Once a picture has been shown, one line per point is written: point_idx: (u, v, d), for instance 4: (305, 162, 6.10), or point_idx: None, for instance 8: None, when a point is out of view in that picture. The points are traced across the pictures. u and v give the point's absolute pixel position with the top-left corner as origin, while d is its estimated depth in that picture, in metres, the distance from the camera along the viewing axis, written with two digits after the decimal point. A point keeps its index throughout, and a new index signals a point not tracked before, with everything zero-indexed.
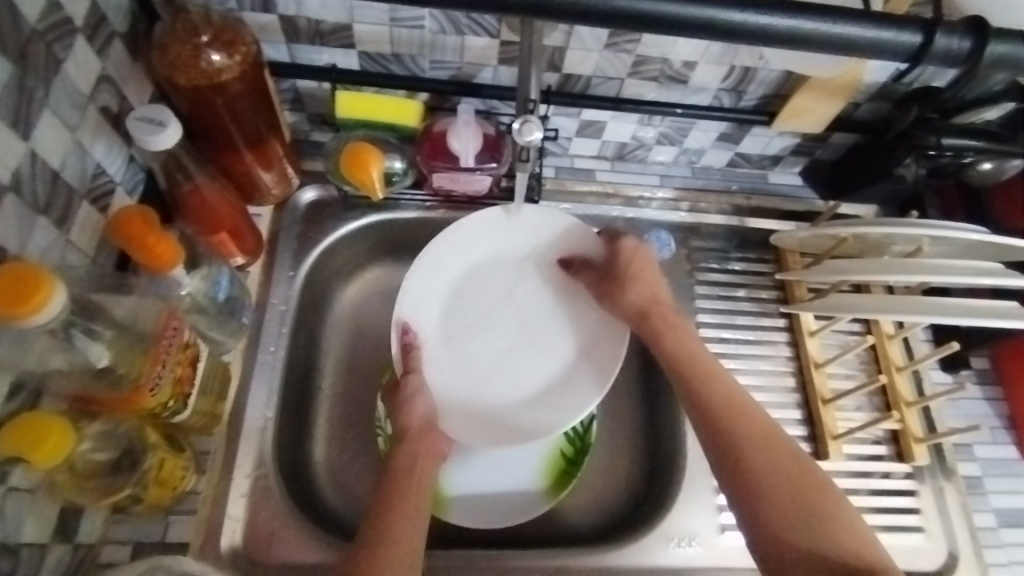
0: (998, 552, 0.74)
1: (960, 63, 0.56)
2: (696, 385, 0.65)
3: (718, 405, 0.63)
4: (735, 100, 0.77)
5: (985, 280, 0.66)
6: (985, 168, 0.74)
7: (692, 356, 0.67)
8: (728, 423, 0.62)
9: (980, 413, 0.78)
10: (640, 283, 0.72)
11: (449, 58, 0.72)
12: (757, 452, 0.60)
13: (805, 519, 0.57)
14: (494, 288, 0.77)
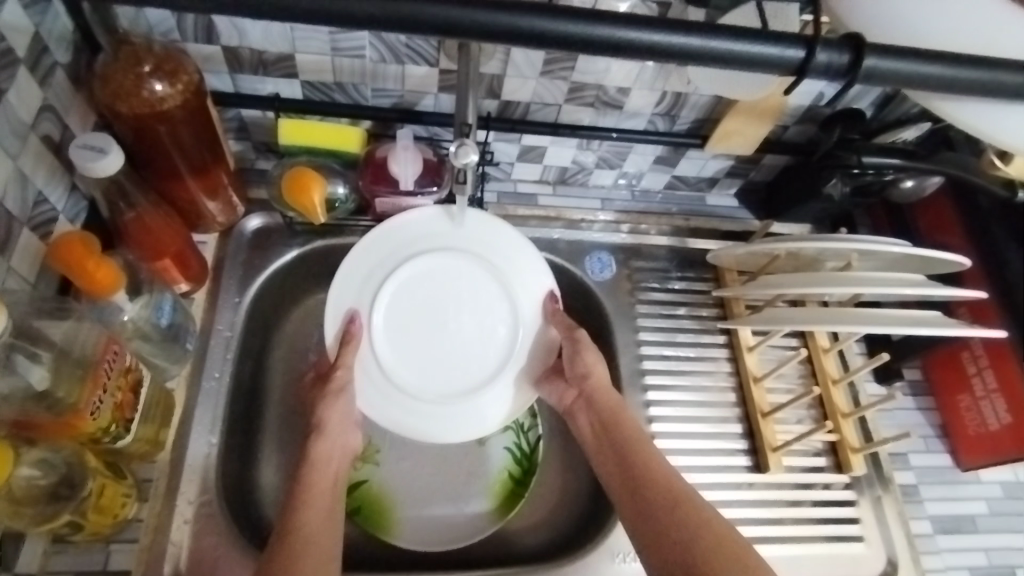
0: (935, 557, 0.75)
1: (842, 76, 0.54)
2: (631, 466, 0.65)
3: (655, 498, 0.62)
4: (669, 125, 0.80)
5: (909, 291, 0.68)
6: (907, 186, 0.78)
7: (640, 447, 0.66)
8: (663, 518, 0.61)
9: (913, 421, 0.81)
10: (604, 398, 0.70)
11: (390, 86, 0.74)
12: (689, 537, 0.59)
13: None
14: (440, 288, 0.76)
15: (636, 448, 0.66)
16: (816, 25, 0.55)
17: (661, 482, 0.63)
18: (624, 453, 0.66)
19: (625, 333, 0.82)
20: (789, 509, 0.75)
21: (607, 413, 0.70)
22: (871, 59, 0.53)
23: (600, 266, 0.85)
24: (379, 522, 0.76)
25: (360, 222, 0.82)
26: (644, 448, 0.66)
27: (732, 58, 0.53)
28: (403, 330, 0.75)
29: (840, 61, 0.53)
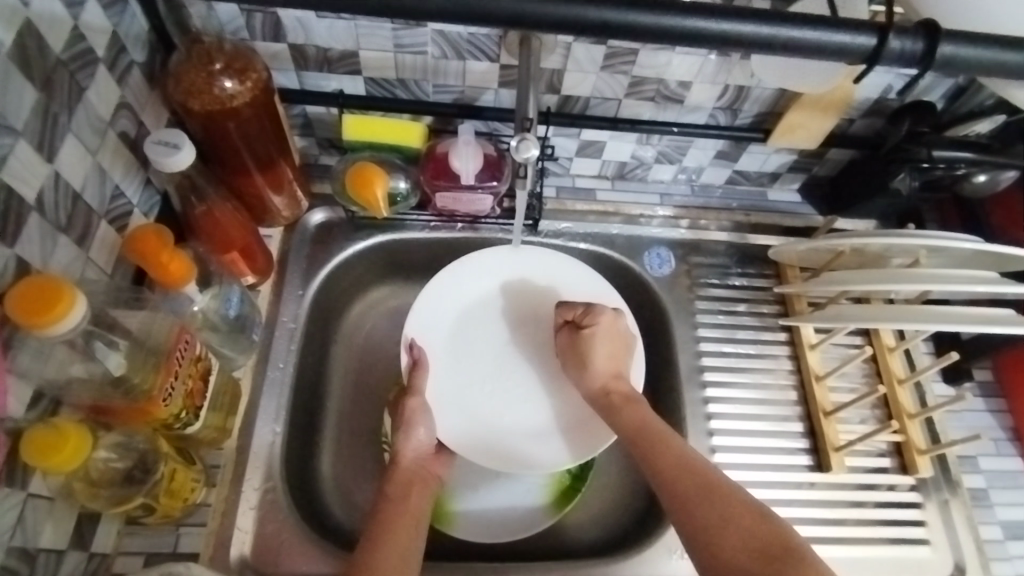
0: (1005, 564, 0.72)
1: (916, 65, 0.53)
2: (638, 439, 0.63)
3: (713, 521, 0.55)
4: (730, 119, 0.79)
5: (982, 288, 0.66)
6: (981, 180, 0.75)
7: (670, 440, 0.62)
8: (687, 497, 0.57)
9: (984, 424, 0.78)
10: (607, 347, 0.71)
11: (451, 81, 0.75)
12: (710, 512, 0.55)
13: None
14: (515, 309, 0.81)
15: (684, 465, 0.60)
16: (889, 13, 0.54)
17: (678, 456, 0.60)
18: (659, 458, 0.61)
19: (684, 328, 0.82)
20: (852, 510, 0.74)
21: (612, 394, 0.69)
22: (947, 46, 0.51)
23: (658, 261, 0.85)
24: (437, 512, 0.77)
25: (420, 216, 0.83)
26: (691, 454, 0.61)
27: (806, 47, 0.51)
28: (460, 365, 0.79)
29: (914, 50, 0.52)
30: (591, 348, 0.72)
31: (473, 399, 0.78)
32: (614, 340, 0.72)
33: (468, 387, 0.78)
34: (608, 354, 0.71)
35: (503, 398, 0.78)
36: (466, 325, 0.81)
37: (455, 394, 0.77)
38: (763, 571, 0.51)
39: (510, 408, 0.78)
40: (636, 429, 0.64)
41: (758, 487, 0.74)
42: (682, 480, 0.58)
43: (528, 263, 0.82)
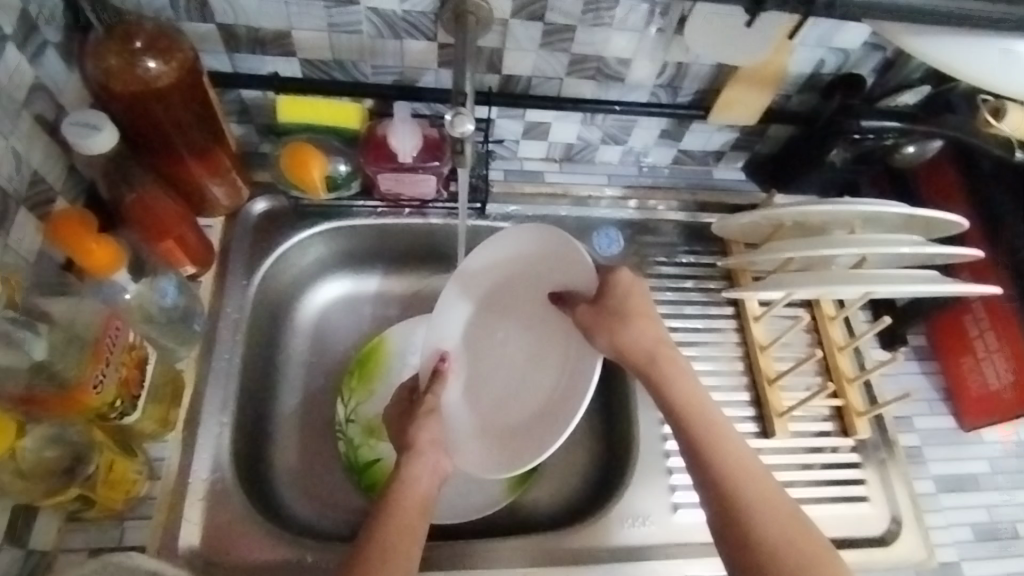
0: (937, 515, 0.76)
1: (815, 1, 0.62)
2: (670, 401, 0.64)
3: (751, 499, 0.58)
4: (671, 96, 0.80)
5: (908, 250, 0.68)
6: (909, 151, 0.77)
7: (708, 412, 0.63)
8: (716, 460, 0.60)
9: (917, 384, 0.82)
10: (634, 329, 0.67)
11: (390, 62, 0.74)
12: (737, 476, 0.59)
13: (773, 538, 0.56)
14: (524, 308, 0.79)
15: (713, 442, 0.61)
16: None
17: (709, 418, 0.63)
18: (694, 422, 0.62)
19: None
20: (796, 472, 0.76)
21: (643, 357, 0.67)
22: None
23: (608, 241, 0.86)
24: None
25: (366, 203, 0.82)
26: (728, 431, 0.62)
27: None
28: (477, 373, 0.80)
29: None
30: (611, 327, 0.68)
31: (492, 406, 0.78)
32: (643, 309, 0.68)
33: (487, 395, 0.79)
34: (631, 318, 0.67)
35: (518, 399, 0.77)
36: (478, 331, 0.81)
37: (473, 403, 0.79)
38: (782, 534, 0.56)
39: (523, 414, 0.76)
40: (676, 398, 0.64)
41: None
42: (716, 459, 0.60)
43: (520, 244, 0.77)
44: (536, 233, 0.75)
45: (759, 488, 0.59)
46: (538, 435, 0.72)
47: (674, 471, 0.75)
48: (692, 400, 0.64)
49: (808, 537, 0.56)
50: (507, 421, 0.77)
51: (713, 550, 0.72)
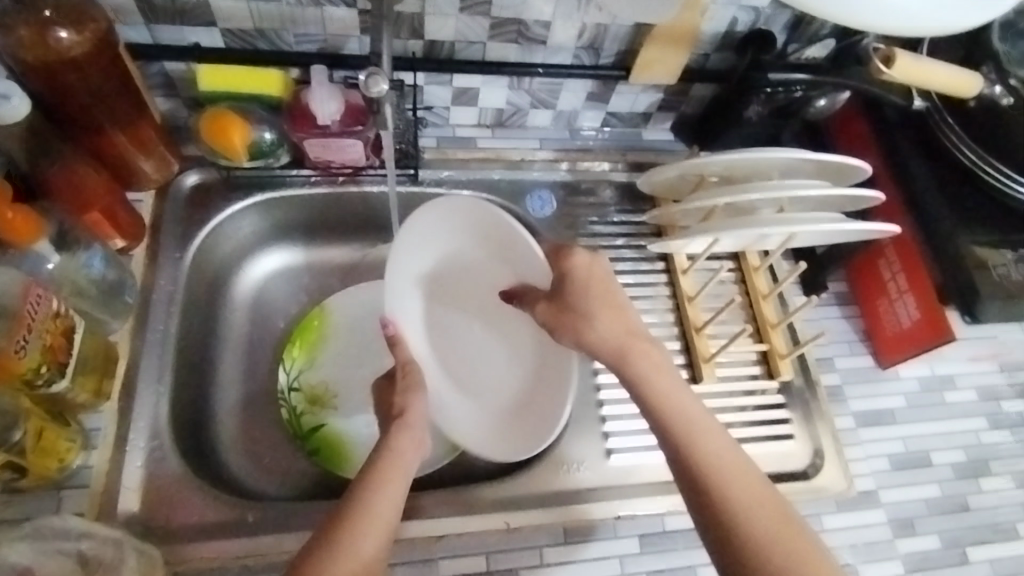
0: (857, 448, 0.80)
1: None
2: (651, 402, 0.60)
3: (741, 501, 0.55)
4: (594, 58, 0.82)
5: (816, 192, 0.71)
6: (822, 105, 0.81)
7: (689, 413, 0.59)
8: (703, 463, 0.57)
9: (838, 328, 0.85)
10: (608, 321, 0.63)
11: (313, 30, 0.75)
12: (727, 477, 0.56)
13: (765, 541, 0.53)
14: (472, 296, 0.83)
15: (698, 444, 0.58)
16: None
17: (694, 417, 0.59)
18: (678, 422, 0.59)
19: None
20: (724, 414, 0.80)
21: (618, 355, 0.63)
22: None
23: (540, 203, 0.89)
24: (337, 458, 0.81)
25: (300, 174, 0.83)
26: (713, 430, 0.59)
27: None
28: (450, 366, 0.82)
29: None
30: (582, 320, 0.64)
31: (480, 390, 0.81)
32: (605, 303, 0.64)
33: (468, 381, 0.81)
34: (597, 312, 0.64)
35: (495, 374, 0.81)
36: (435, 327, 0.83)
37: (461, 392, 0.80)
38: (775, 536, 0.54)
39: (509, 387, 0.81)
40: (655, 397, 0.60)
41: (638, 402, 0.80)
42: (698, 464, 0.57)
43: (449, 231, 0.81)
44: (472, 211, 0.78)
45: (750, 489, 0.56)
46: (543, 399, 0.77)
47: (607, 419, 0.78)
48: (675, 399, 0.60)
49: (799, 538, 0.54)
50: (499, 397, 0.80)
51: (645, 491, 0.75)
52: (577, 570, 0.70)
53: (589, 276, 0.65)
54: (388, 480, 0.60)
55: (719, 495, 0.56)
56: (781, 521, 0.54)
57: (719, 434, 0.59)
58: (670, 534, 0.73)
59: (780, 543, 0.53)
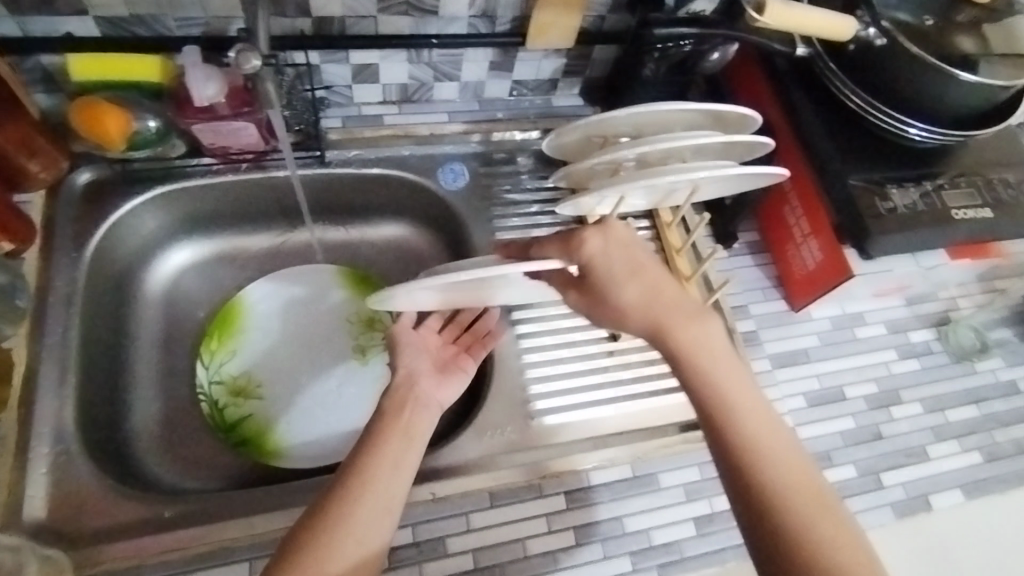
0: (774, 389, 0.83)
1: None
2: (685, 370, 0.54)
3: (781, 482, 0.49)
4: (490, 26, 0.82)
5: (704, 138, 0.71)
6: (716, 58, 0.82)
7: (734, 395, 0.53)
8: (736, 434, 0.51)
9: (751, 277, 0.89)
10: (645, 285, 0.57)
11: (193, 13, 0.73)
12: (770, 456, 0.50)
13: (809, 527, 0.47)
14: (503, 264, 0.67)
15: (733, 414, 0.52)
16: None
17: (735, 389, 0.53)
18: (716, 390, 0.53)
19: (484, 233, 0.86)
20: (644, 367, 0.82)
21: (646, 315, 0.56)
22: None
23: (452, 176, 0.88)
24: (266, 449, 0.79)
25: (201, 163, 0.81)
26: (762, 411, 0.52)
27: None
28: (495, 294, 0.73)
29: None
30: (607, 286, 0.58)
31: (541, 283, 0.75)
32: (645, 271, 0.57)
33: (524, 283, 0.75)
34: (633, 282, 0.57)
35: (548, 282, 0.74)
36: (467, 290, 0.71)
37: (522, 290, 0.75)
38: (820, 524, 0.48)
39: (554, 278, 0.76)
40: (691, 359, 0.54)
41: (559, 363, 0.81)
42: (739, 444, 0.51)
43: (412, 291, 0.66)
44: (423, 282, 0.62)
45: (795, 474, 0.50)
46: None
47: (532, 382, 0.79)
48: (717, 367, 0.54)
49: (844, 533, 0.48)
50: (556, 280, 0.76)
51: (568, 448, 0.76)
52: (505, 532, 0.71)
53: (624, 241, 0.59)
54: (380, 465, 0.58)
55: (759, 472, 0.50)
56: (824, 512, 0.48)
57: (765, 411, 0.53)
58: (596, 488, 0.74)
59: (823, 534, 0.47)
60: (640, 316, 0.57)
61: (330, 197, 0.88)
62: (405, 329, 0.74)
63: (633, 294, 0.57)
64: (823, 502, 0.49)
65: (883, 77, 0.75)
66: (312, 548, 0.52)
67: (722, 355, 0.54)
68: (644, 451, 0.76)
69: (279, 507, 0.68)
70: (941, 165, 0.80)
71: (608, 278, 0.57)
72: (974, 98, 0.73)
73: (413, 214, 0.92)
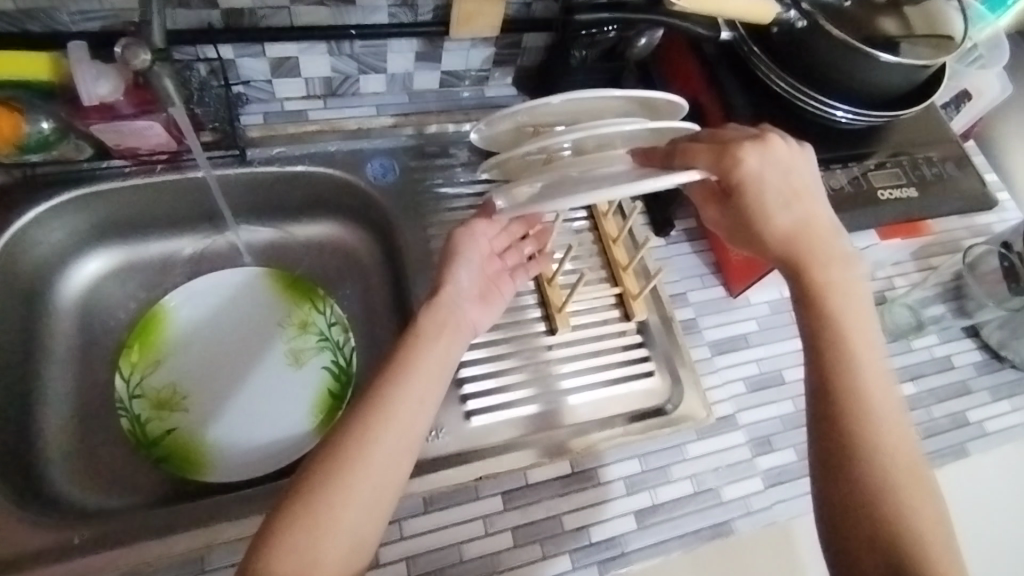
0: (713, 376, 0.82)
1: None
2: (843, 301, 0.58)
3: (882, 431, 0.53)
4: (412, 15, 0.79)
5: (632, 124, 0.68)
6: (643, 43, 0.81)
7: (856, 340, 0.56)
8: (860, 376, 0.54)
9: (689, 264, 0.88)
10: (805, 219, 0.60)
11: (88, 6, 0.69)
12: (878, 405, 0.54)
13: (882, 474, 0.51)
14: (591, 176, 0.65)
15: (845, 358, 0.55)
16: None
17: (857, 338, 0.56)
18: (841, 335, 0.56)
19: (417, 229, 0.83)
20: (583, 360, 0.80)
21: (823, 245, 0.59)
22: None
23: (382, 170, 0.86)
24: (190, 462, 0.76)
25: (111, 165, 0.77)
26: (861, 350, 0.56)
27: None
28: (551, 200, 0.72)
29: None
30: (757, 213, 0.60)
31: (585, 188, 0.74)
32: (796, 203, 0.60)
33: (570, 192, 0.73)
34: (788, 208, 0.60)
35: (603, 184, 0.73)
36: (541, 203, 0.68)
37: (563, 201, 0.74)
38: (899, 478, 0.51)
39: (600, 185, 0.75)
40: (832, 295, 0.58)
41: (495, 360, 0.79)
42: (833, 367, 0.55)
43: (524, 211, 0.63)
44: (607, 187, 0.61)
45: (894, 430, 0.53)
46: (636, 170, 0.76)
47: (466, 380, 0.77)
48: (849, 311, 0.57)
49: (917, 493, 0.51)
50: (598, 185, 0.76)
51: (508, 447, 0.75)
52: (440, 536, 0.69)
53: (785, 164, 0.60)
54: (404, 400, 0.59)
55: (858, 415, 0.53)
56: (908, 470, 0.52)
57: (877, 368, 0.55)
58: (534, 486, 0.73)
59: (897, 486, 0.51)
60: (797, 241, 0.59)
61: (257, 196, 0.85)
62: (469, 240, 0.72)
63: (786, 221, 0.60)
64: (901, 439, 0.53)
65: (810, 60, 0.74)
66: (340, 488, 0.54)
67: (852, 290, 0.58)
68: (583, 445, 0.75)
69: (198, 524, 0.65)
70: (871, 145, 0.80)
71: (761, 202, 0.60)
72: (896, 78, 0.73)
73: (345, 212, 0.89)
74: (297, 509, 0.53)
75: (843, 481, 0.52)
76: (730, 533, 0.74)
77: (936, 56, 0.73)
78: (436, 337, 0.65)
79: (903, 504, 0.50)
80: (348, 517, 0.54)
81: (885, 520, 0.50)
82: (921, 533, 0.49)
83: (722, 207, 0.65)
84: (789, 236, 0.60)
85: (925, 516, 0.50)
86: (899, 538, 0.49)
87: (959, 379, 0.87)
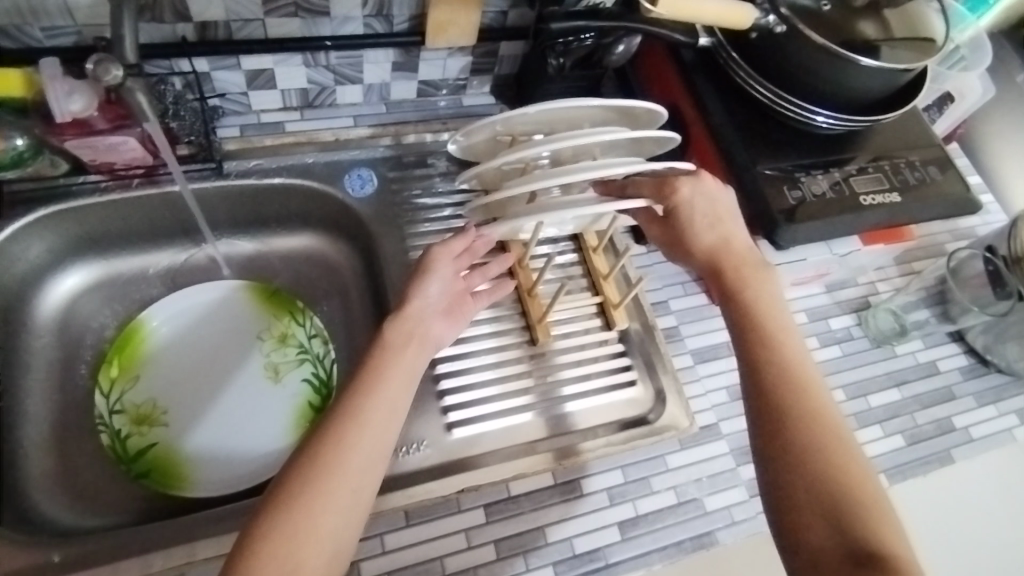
0: (696, 385, 0.82)
1: None
2: (764, 299, 0.60)
3: (807, 413, 0.53)
4: (388, 26, 0.78)
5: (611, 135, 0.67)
6: (620, 51, 0.80)
7: (778, 332, 0.58)
8: (784, 363, 0.56)
9: (671, 272, 0.88)
10: (724, 230, 0.64)
11: (60, 22, 0.68)
12: (803, 389, 0.54)
13: (812, 455, 0.51)
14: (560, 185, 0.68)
15: (772, 348, 0.57)
16: None
17: (781, 331, 0.58)
18: (766, 327, 0.58)
19: (396, 241, 0.83)
20: (564, 371, 0.80)
21: (745, 256, 0.63)
22: None
23: (360, 182, 0.85)
24: (171, 477, 0.75)
25: (88, 180, 0.77)
26: (784, 340, 0.57)
27: None
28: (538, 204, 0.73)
29: None
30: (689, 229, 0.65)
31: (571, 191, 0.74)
32: (721, 222, 0.65)
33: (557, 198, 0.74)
34: (712, 228, 0.65)
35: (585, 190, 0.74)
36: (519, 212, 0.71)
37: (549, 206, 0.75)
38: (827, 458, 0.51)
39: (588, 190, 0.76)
40: (753, 294, 0.60)
41: (476, 372, 0.78)
42: (758, 355, 0.57)
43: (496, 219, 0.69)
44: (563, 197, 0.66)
45: (819, 412, 0.53)
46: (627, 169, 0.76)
47: (446, 392, 0.77)
48: (772, 308, 0.60)
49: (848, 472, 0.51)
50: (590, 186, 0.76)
51: (489, 461, 0.74)
52: (421, 551, 0.68)
53: (712, 189, 0.66)
54: (373, 405, 0.58)
55: (785, 400, 0.54)
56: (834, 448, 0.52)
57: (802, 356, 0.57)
58: (516, 499, 0.72)
59: (825, 464, 0.51)
60: (721, 252, 0.64)
61: (235, 209, 0.84)
62: (446, 257, 0.69)
63: (712, 238, 0.64)
64: (838, 425, 0.53)
65: (788, 66, 0.73)
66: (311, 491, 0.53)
67: (776, 295, 0.61)
68: (565, 457, 0.74)
69: (177, 541, 0.65)
70: (852, 150, 0.80)
71: (690, 224, 0.65)
72: (876, 82, 0.72)
73: (324, 224, 0.89)
74: (277, 519, 0.52)
75: (780, 461, 0.52)
76: (714, 543, 0.74)
77: (917, 60, 0.72)
78: (400, 346, 0.63)
79: (834, 481, 0.50)
80: (320, 521, 0.52)
81: (820, 496, 0.50)
82: (852, 510, 0.49)
83: (663, 227, 0.69)
84: (713, 249, 0.64)
85: (857, 495, 0.50)
86: (834, 517, 0.49)
87: (945, 384, 0.86)
